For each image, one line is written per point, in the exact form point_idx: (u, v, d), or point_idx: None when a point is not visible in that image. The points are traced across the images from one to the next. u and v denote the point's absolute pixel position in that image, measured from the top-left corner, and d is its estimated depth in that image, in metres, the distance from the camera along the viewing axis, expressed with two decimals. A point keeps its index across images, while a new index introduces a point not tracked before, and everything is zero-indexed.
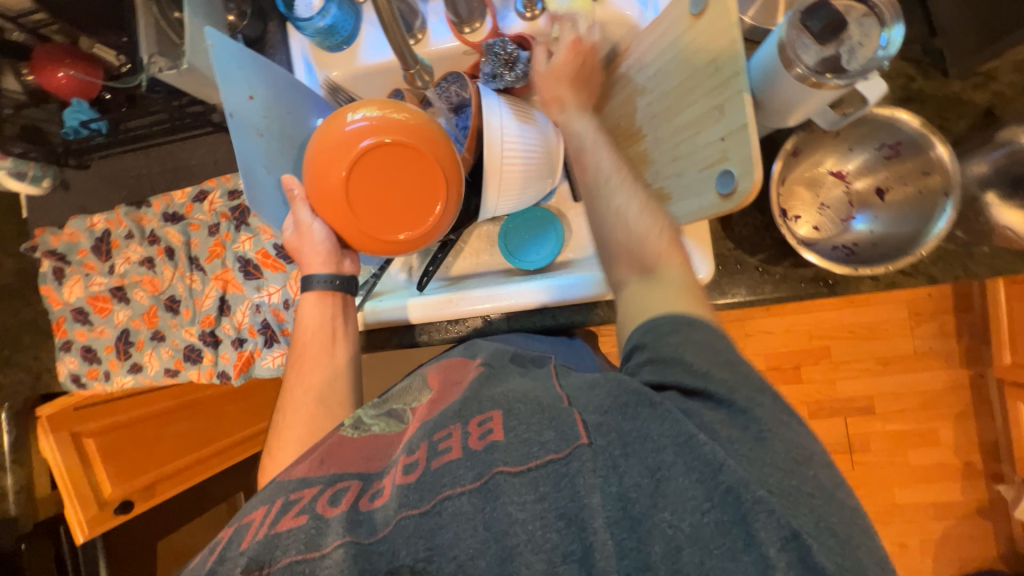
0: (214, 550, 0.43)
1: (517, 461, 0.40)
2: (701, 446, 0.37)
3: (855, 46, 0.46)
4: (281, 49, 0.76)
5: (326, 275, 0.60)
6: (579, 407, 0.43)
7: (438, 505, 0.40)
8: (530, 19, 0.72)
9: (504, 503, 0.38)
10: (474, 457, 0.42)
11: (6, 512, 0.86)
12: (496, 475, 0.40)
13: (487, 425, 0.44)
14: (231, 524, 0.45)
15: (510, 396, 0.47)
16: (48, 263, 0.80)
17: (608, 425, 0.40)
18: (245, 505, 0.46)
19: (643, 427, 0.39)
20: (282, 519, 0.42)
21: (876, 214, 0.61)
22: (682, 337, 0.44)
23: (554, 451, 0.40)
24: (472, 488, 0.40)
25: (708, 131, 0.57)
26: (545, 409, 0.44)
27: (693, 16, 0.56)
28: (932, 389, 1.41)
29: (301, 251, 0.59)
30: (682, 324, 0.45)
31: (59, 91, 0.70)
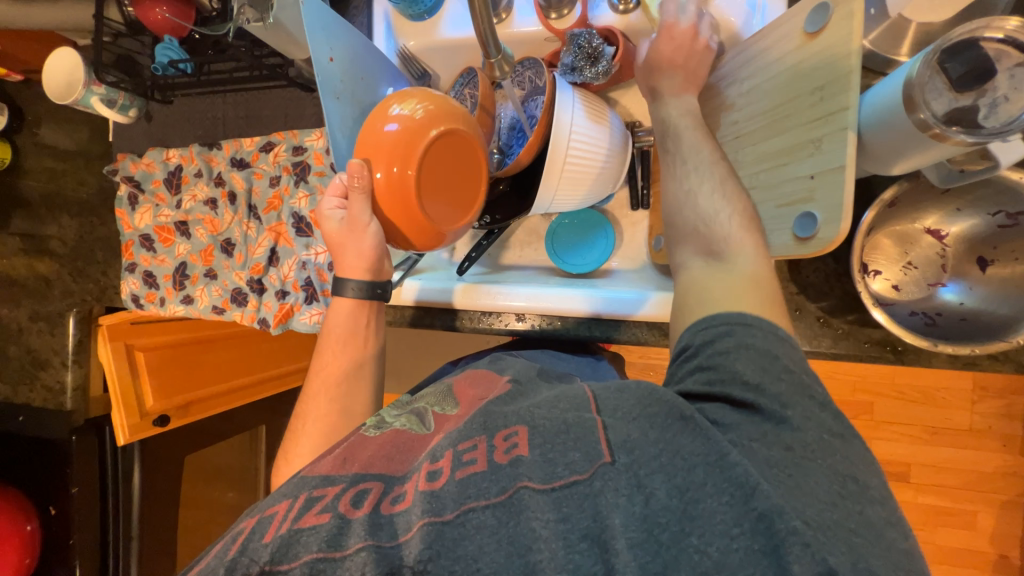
0: (236, 539, 0.44)
1: (543, 478, 0.39)
2: (733, 467, 0.35)
3: (999, 100, 0.40)
4: (363, 11, 0.74)
5: (364, 281, 0.61)
6: (606, 415, 0.42)
7: (463, 516, 0.39)
8: (623, 12, 0.67)
9: (528, 518, 0.38)
10: (499, 471, 0.41)
11: (63, 404, 0.95)
12: (521, 490, 0.39)
13: (513, 439, 0.42)
14: (254, 515, 0.46)
15: (535, 412, 0.45)
16: (125, 188, 0.86)
17: (635, 443, 0.39)
18: (267, 499, 0.47)
19: (674, 442, 0.38)
20: (305, 515, 0.43)
21: (971, 286, 0.54)
22: (735, 346, 0.41)
23: (578, 471, 0.39)
24: (496, 502, 0.39)
25: (795, 166, 0.52)
26: (571, 426, 0.42)
27: (806, 35, 0.51)
28: (982, 471, 1.29)
29: (348, 248, 0.60)
30: (737, 329, 0.42)
31: (154, 26, 0.72)
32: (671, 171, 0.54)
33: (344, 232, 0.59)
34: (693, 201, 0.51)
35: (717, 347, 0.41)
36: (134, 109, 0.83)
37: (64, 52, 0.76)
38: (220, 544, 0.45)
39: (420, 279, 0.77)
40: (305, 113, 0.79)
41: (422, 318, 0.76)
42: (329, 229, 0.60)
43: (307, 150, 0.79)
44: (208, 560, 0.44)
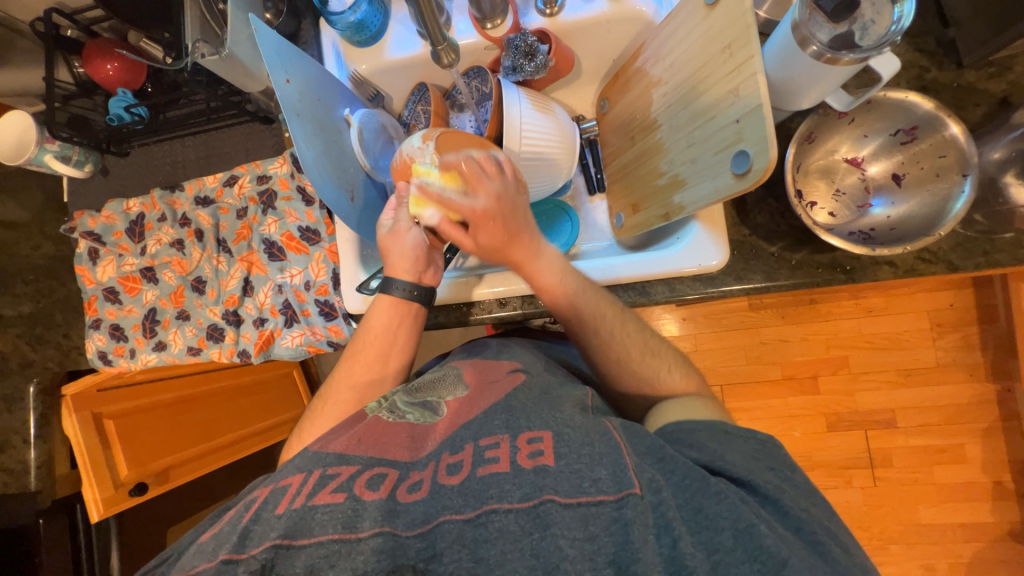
0: (250, 507, 0.45)
1: (569, 492, 0.41)
2: (763, 538, 0.38)
3: (868, 23, 0.48)
4: (313, 45, 0.79)
5: (407, 282, 0.65)
6: (632, 453, 0.44)
7: (484, 517, 0.40)
8: (551, 16, 0.75)
9: (555, 535, 0.39)
10: (522, 475, 0.42)
11: (26, 487, 0.88)
12: (546, 503, 0.40)
13: (537, 446, 0.44)
14: (268, 484, 0.47)
15: (560, 420, 0.47)
16: (84, 244, 0.85)
17: (660, 483, 0.41)
18: (280, 470, 0.48)
19: (697, 500, 0.40)
20: (319, 493, 0.44)
21: (894, 199, 0.61)
22: (726, 445, 0.46)
23: (606, 492, 0.40)
24: (519, 507, 0.40)
25: (723, 116, 0.58)
26: (597, 442, 0.44)
27: (708, 7, 0.59)
28: (958, 403, 1.36)
29: (390, 254, 0.66)
30: (719, 433, 0.47)
31: (106, 82, 0.75)
32: (573, 327, 0.63)
33: (387, 237, 0.66)
34: (601, 342, 0.61)
35: (697, 442, 0.46)
36: (91, 164, 0.84)
37: (12, 115, 0.76)
38: (231, 512, 0.46)
39: None
40: (267, 144, 0.82)
41: None
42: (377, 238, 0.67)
43: (272, 178, 0.81)
44: (223, 523, 0.45)
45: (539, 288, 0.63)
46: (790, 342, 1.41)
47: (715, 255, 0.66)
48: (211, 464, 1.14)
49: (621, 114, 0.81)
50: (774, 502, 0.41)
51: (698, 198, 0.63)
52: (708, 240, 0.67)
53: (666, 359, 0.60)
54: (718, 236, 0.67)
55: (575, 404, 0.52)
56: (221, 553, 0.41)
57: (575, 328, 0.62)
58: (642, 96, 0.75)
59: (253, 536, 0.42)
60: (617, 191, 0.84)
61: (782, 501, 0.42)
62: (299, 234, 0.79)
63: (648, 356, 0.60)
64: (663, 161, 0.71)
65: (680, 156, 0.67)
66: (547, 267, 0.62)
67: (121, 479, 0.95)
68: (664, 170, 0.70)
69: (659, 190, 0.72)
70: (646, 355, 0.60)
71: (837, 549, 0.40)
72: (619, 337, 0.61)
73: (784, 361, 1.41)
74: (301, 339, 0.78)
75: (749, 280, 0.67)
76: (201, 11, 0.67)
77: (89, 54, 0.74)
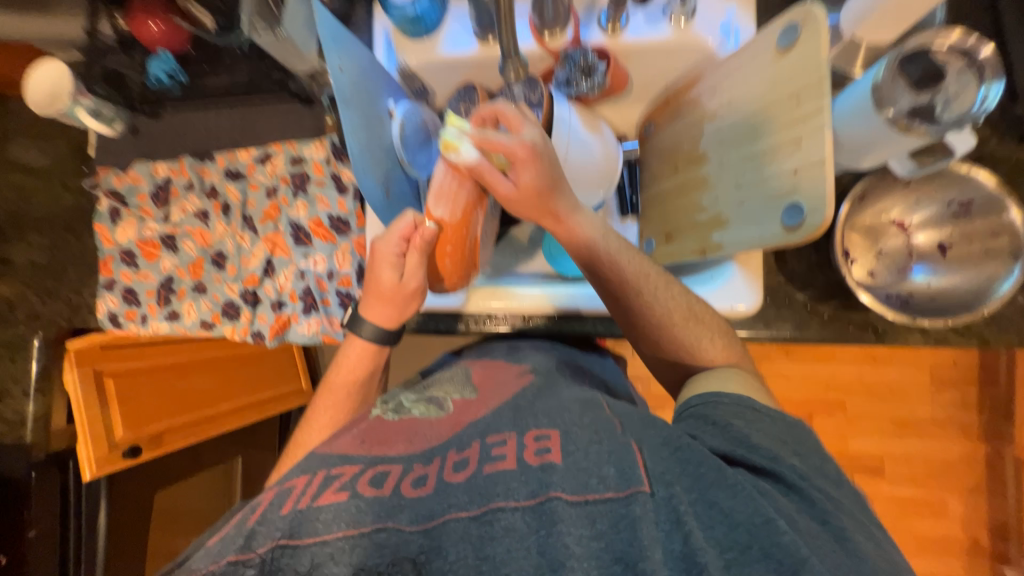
0: (256, 510, 0.42)
1: (576, 490, 0.38)
2: (780, 534, 0.35)
3: (950, 97, 0.50)
4: (364, 30, 0.77)
5: (387, 329, 0.62)
6: (637, 438, 0.42)
7: (490, 514, 0.37)
8: (612, 34, 0.73)
9: (561, 533, 0.36)
10: (529, 471, 0.40)
11: (22, 439, 0.87)
12: (553, 499, 0.37)
13: (545, 443, 0.42)
14: (273, 487, 0.44)
15: (568, 418, 0.45)
16: (106, 202, 0.83)
17: (672, 475, 0.39)
18: (285, 473, 0.45)
19: (711, 495, 0.38)
20: (324, 493, 0.41)
21: (936, 268, 0.61)
22: (750, 423, 0.45)
23: (614, 489, 0.38)
24: (526, 505, 0.38)
25: (780, 163, 0.57)
26: (604, 439, 0.42)
27: (780, 50, 0.57)
28: (946, 459, 1.36)
29: (381, 304, 0.60)
30: (747, 411, 0.46)
31: (148, 42, 0.72)
32: (609, 290, 0.59)
33: (391, 290, 0.58)
34: (643, 308, 0.58)
35: (719, 417, 0.46)
36: (120, 123, 0.82)
37: (49, 62, 0.73)
38: (238, 516, 0.44)
39: None
40: (305, 126, 0.80)
41: (429, 323, 0.75)
42: (381, 279, 0.58)
43: (306, 161, 0.79)
44: (228, 527, 0.42)
45: (572, 243, 0.58)
46: (791, 379, 1.39)
47: (748, 298, 0.66)
48: (206, 433, 1.13)
49: (666, 140, 0.79)
50: (797, 489, 0.40)
51: (739, 242, 0.63)
52: (741, 285, 0.67)
53: (707, 326, 0.59)
54: (753, 281, 0.67)
55: (579, 402, 0.49)
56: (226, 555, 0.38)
57: (610, 290, 0.59)
58: (693, 126, 0.73)
59: (257, 540, 0.38)
60: (652, 217, 0.84)
61: (807, 490, 0.40)
62: (329, 222, 0.79)
63: (691, 322, 0.58)
64: (707, 197, 0.70)
65: (726, 195, 0.66)
66: (585, 213, 0.57)
67: (116, 440, 0.94)
68: (706, 206, 0.69)
69: (698, 225, 0.71)
70: (687, 322, 0.58)
71: (866, 548, 0.37)
72: (663, 299, 0.58)
73: (781, 396, 1.40)
74: (317, 328, 0.79)
75: (778, 329, 0.67)
76: None
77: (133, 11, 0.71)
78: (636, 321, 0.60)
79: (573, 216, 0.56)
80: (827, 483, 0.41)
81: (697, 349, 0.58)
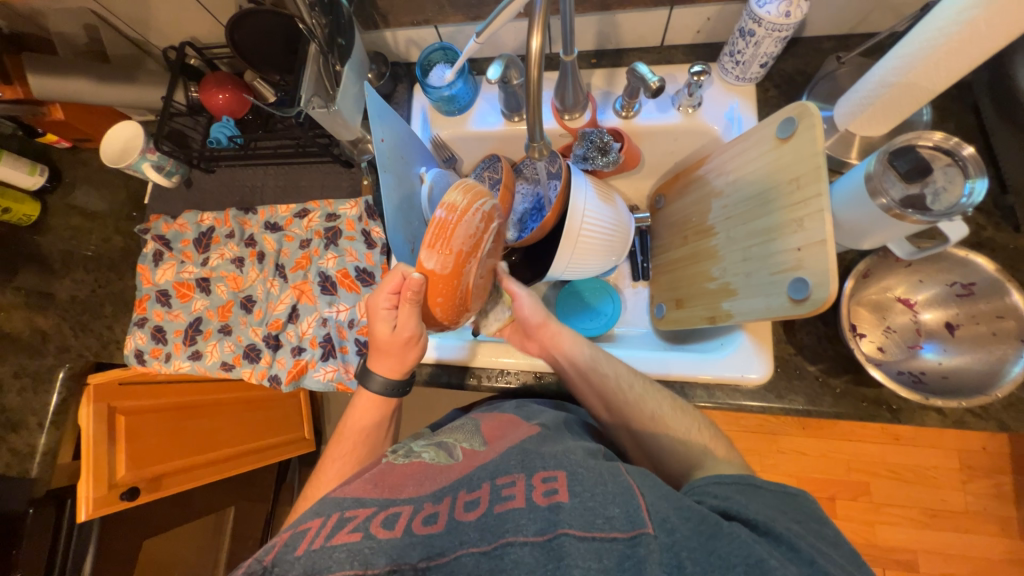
0: (268, 551, 0.41)
1: (583, 526, 0.38)
2: (771, 569, 0.35)
3: (940, 189, 0.54)
4: (404, 106, 0.87)
5: (391, 379, 0.63)
6: (639, 483, 0.43)
7: (500, 549, 0.38)
8: (625, 118, 0.81)
9: (569, 566, 0.36)
10: (537, 510, 0.40)
11: (26, 473, 0.87)
12: (561, 536, 0.37)
13: (552, 484, 0.42)
14: (287, 529, 0.44)
15: (573, 459, 0.45)
16: (151, 245, 0.90)
17: (673, 523, 0.38)
18: (302, 513, 0.45)
19: (710, 543, 0.37)
20: (337, 534, 0.41)
21: (946, 347, 0.62)
22: (751, 498, 0.43)
23: (619, 529, 0.38)
24: (535, 540, 0.38)
25: (784, 240, 0.60)
26: (609, 481, 0.42)
27: (779, 140, 0.63)
28: (986, 557, 1.25)
29: (383, 359, 0.61)
30: (745, 486, 0.45)
31: (214, 109, 0.83)
32: (599, 395, 0.64)
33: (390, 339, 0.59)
34: (630, 408, 0.61)
35: (721, 493, 0.44)
36: (178, 176, 0.90)
37: (126, 123, 0.85)
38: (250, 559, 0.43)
39: (434, 338, 0.79)
40: (343, 185, 0.87)
41: (440, 377, 0.76)
42: (378, 332, 0.59)
43: (340, 217, 0.86)
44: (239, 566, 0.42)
45: (567, 362, 0.68)
46: (810, 456, 1.33)
47: (759, 368, 0.67)
48: (206, 477, 1.11)
49: (676, 213, 0.85)
50: (784, 539, 0.39)
51: (749, 311, 0.65)
52: (752, 353, 0.68)
53: (694, 418, 0.60)
54: (764, 350, 0.68)
55: (586, 452, 0.49)
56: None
57: (604, 395, 0.63)
58: (701, 202, 0.78)
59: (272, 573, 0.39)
60: (663, 283, 0.87)
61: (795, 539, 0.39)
62: (354, 273, 0.84)
63: (677, 412, 0.60)
64: (716, 267, 0.73)
65: (734, 266, 0.69)
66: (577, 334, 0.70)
67: (117, 479, 0.92)
68: (715, 276, 0.72)
69: (708, 293, 0.74)
70: (677, 412, 0.60)
71: None
72: (652, 396, 0.61)
73: (801, 475, 1.33)
74: (333, 375, 0.80)
75: (791, 401, 0.66)
76: (319, 69, 0.72)
77: (206, 84, 0.82)
78: (627, 427, 0.61)
79: (568, 333, 0.69)
80: (848, 562, 0.40)
81: (688, 440, 0.57)
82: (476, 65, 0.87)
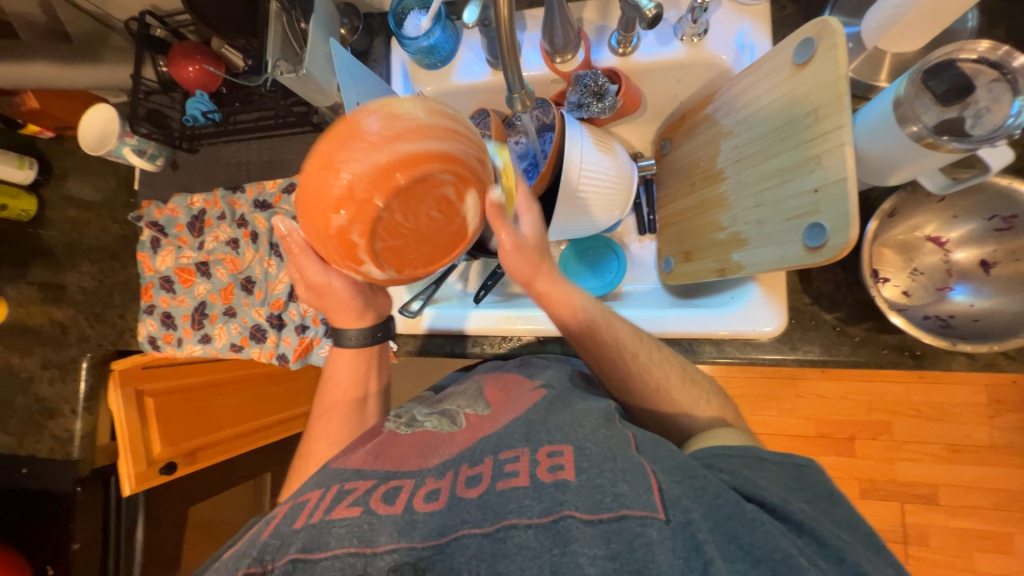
0: (270, 523, 0.43)
1: (591, 509, 0.37)
2: (801, 570, 0.34)
3: (983, 111, 0.49)
4: (382, 62, 0.80)
5: (364, 329, 0.64)
6: (650, 459, 0.41)
7: (503, 531, 0.37)
8: (623, 55, 0.73)
9: (575, 552, 0.35)
10: (542, 489, 0.39)
11: (70, 455, 0.93)
12: (567, 518, 0.37)
13: (558, 460, 0.41)
14: (287, 500, 0.45)
15: (580, 432, 0.44)
16: (148, 233, 0.89)
17: (688, 503, 0.37)
18: (301, 486, 0.46)
19: (732, 528, 0.36)
20: (336, 507, 0.42)
21: (979, 288, 0.58)
22: (756, 472, 0.42)
23: (630, 506, 0.37)
24: (539, 523, 0.37)
25: (799, 182, 0.55)
26: (618, 456, 0.41)
27: (796, 66, 0.55)
28: (1010, 489, 1.24)
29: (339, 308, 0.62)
30: (750, 461, 0.43)
31: (186, 83, 0.78)
32: (597, 355, 0.59)
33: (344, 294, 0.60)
34: (631, 375, 0.57)
35: (728, 466, 0.43)
36: (162, 158, 0.87)
37: (101, 107, 0.81)
38: (254, 528, 0.44)
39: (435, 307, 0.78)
40: None
41: (443, 346, 0.76)
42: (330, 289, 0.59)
43: None
44: (243, 542, 0.43)
45: (559, 310, 0.60)
46: (828, 399, 1.31)
47: (772, 322, 0.63)
48: (231, 451, 1.17)
49: (682, 158, 0.78)
50: (807, 530, 0.38)
51: (760, 262, 0.60)
52: (765, 307, 0.64)
53: (703, 388, 0.58)
54: (777, 301, 0.64)
55: (596, 414, 0.48)
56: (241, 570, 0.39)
57: (598, 358, 0.59)
58: (709, 144, 0.71)
59: (270, 553, 0.39)
60: (669, 236, 0.82)
61: (818, 530, 0.38)
62: None
63: (686, 385, 0.57)
64: (725, 216, 0.68)
65: (744, 214, 0.64)
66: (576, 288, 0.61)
67: (154, 457, 0.99)
68: (725, 225, 0.67)
69: (718, 244, 0.69)
70: (684, 386, 0.57)
71: None
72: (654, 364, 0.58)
73: (818, 417, 1.31)
74: None
75: (805, 352, 0.63)
76: (283, 29, 0.68)
77: (172, 57, 0.76)
78: (625, 387, 0.58)
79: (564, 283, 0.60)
80: (853, 527, 0.39)
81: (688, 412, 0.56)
82: (454, 7, 0.79)
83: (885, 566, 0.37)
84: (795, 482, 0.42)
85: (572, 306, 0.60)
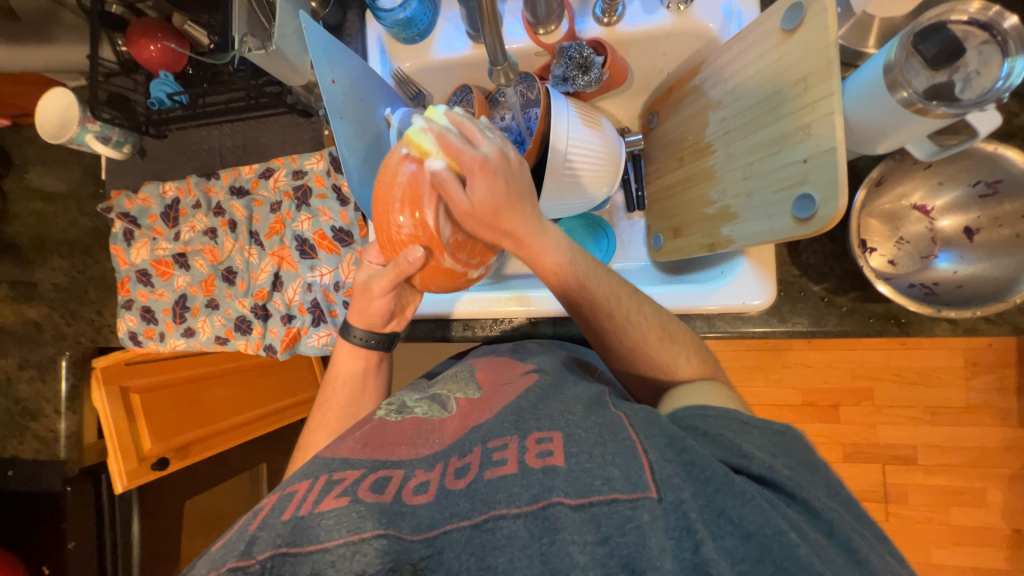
0: (257, 515, 0.42)
1: (579, 493, 0.37)
2: (797, 551, 0.33)
3: (971, 75, 0.48)
4: (357, 37, 0.76)
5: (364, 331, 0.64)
6: (642, 436, 0.42)
7: (491, 522, 0.37)
8: (607, 25, 0.71)
9: (565, 540, 0.35)
10: (531, 475, 0.39)
11: (56, 455, 0.88)
12: (555, 505, 0.37)
13: (547, 446, 0.41)
14: (275, 491, 0.45)
15: (570, 419, 0.44)
16: (119, 225, 0.86)
17: (680, 483, 0.38)
18: (289, 475, 0.46)
19: (720, 502, 0.37)
20: (325, 498, 0.41)
21: (962, 254, 0.59)
22: (739, 435, 0.43)
23: (619, 491, 0.37)
24: (528, 511, 0.37)
25: (789, 152, 0.54)
26: (609, 442, 0.41)
27: (784, 32, 0.54)
28: (984, 446, 1.29)
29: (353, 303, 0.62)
30: (732, 423, 0.45)
31: (148, 64, 0.72)
32: (584, 317, 0.57)
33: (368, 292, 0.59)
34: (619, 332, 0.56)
35: (710, 427, 0.44)
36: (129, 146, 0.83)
37: (58, 90, 0.75)
38: (240, 521, 0.44)
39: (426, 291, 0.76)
40: (304, 138, 0.81)
41: (434, 331, 0.75)
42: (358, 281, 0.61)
43: (308, 173, 0.81)
44: (230, 533, 0.42)
45: (541, 268, 0.56)
46: (813, 368, 1.34)
47: (760, 295, 0.63)
48: (222, 442, 1.15)
49: (670, 132, 0.77)
50: (800, 499, 0.38)
51: (749, 234, 0.60)
52: (754, 281, 0.64)
53: (685, 345, 0.57)
54: (765, 275, 0.64)
55: (586, 400, 0.48)
56: (226, 562, 0.37)
57: (588, 321, 0.58)
58: (698, 115, 0.70)
59: (257, 545, 0.38)
60: (658, 212, 0.81)
61: (806, 502, 0.38)
62: (331, 234, 0.81)
63: (669, 343, 0.56)
64: (714, 190, 0.67)
65: (732, 186, 0.63)
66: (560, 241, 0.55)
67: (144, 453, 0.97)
68: (714, 200, 0.67)
69: (707, 218, 0.68)
70: (671, 344, 0.56)
71: (877, 557, 0.36)
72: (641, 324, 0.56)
73: (804, 386, 1.35)
74: (326, 339, 0.80)
75: (794, 323, 0.64)
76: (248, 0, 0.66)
77: (134, 35, 0.71)
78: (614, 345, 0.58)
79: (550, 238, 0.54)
80: (836, 497, 0.40)
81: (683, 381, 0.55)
82: None
83: (866, 534, 0.38)
84: (788, 451, 0.42)
85: (552, 264, 0.55)
